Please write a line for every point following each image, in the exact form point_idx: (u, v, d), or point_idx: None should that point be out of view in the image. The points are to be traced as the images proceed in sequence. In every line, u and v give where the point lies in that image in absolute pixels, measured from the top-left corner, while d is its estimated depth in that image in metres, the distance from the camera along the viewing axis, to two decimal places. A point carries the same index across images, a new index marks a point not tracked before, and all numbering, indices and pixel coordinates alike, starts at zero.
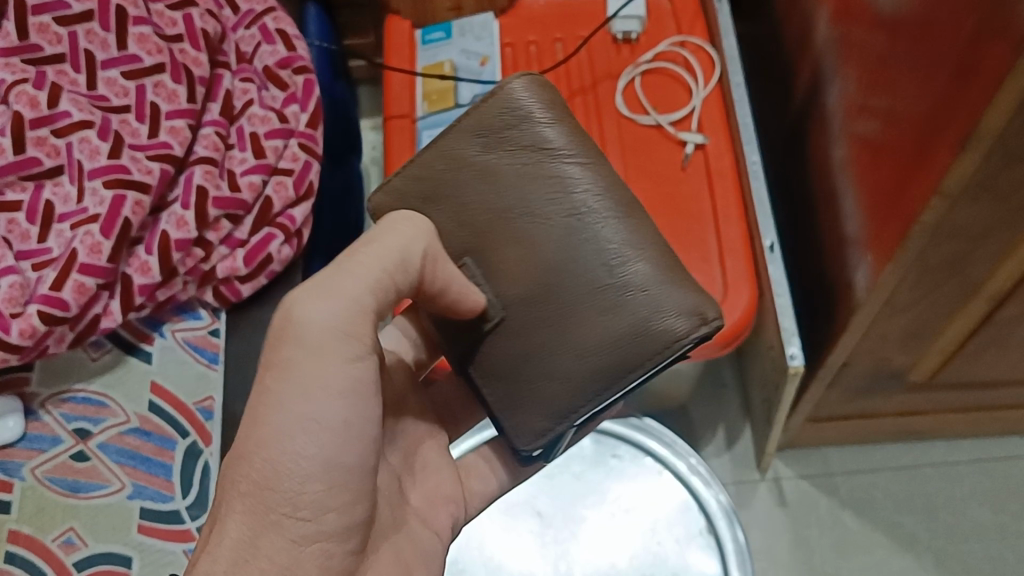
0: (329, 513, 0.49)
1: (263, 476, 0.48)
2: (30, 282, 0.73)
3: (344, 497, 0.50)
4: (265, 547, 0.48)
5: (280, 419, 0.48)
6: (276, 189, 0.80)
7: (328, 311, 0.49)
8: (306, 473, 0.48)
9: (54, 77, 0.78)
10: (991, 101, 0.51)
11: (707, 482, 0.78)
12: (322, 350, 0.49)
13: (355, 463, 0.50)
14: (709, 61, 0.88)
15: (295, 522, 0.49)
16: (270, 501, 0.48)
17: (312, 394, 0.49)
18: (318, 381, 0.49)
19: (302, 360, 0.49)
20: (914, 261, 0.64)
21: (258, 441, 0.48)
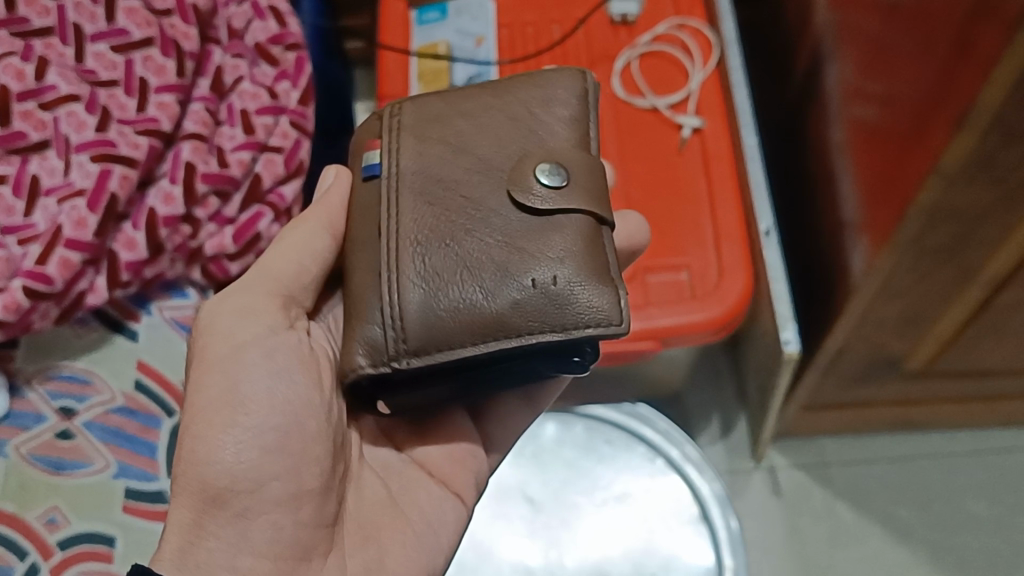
0: (273, 483, 0.50)
1: (195, 455, 0.50)
2: (16, 256, 0.72)
3: (284, 463, 0.50)
4: (210, 527, 0.49)
5: (206, 398, 0.51)
6: (265, 166, 0.83)
7: (239, 298, 0.54)
8: (240, 444, 0.50)
9: (42, 50, 0.77)
10: (988, 77, 0.50)
11: (701, 470, 0.77)
12: (232, 335, 0.52)
13: (287, 423, 0.51)
14: (707, 43, 0.87)
15: (232, 496, 0.50)
16: (202, 483, 0.49)
17: (225, 372, 0.51)
18: (226, 361, 0.51)
19: (216, 343, 0.52)
20: (910, 244, 0.63)
21: (187, 424, 0.51)
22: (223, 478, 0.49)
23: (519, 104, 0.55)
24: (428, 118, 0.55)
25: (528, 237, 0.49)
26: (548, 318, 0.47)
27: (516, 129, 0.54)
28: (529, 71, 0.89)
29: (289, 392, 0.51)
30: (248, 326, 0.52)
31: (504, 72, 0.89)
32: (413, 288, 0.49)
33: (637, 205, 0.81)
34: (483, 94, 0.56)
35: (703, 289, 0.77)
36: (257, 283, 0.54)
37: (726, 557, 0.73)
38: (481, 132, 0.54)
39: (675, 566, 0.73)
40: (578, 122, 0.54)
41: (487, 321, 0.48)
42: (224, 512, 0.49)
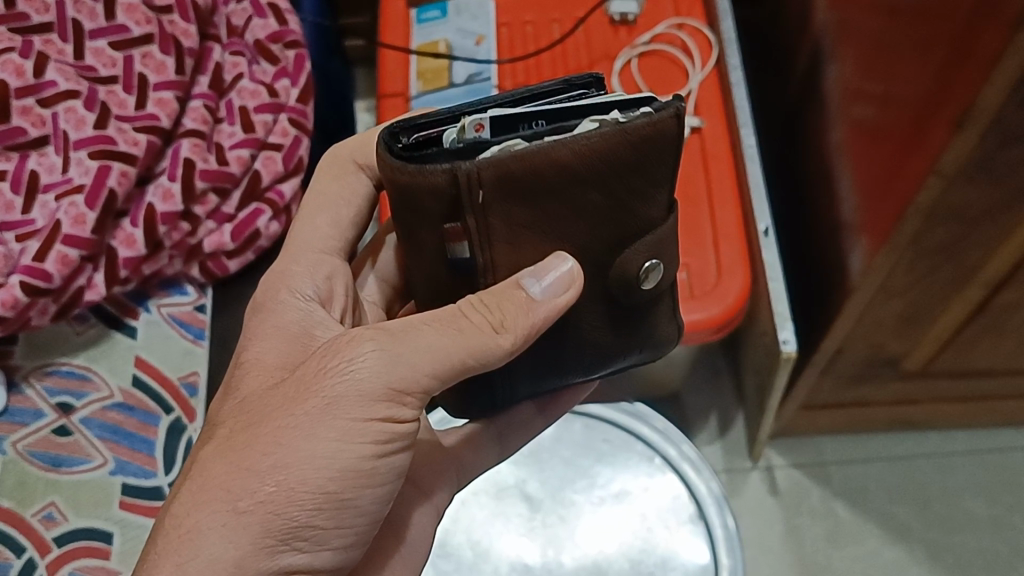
0: (325, 550, 0.47)
1: (269, 502, 0.43)
2: (14, 253, 0.73)
3: (347, 538, 0.47)
4: (248, 568, 0.43)
5: (308, 455, 0.44)
6: (264, 163, 0.82)
7: (400, 356, 0.44)
8: (315, 512, 0.45)
9: (41, 46, 0.77)
10: (988, 77, 0.50)
11: (698, 468, 0.77)
12: (370, 404, 0.44)
13: (367, 508, 0.47)
14: (706, 44, 0.87)
15: (288, 551, 0.45)
16: (270, 531, 0.44)
17: (332, 442, 0.44)
18: (344, 437, 0.44)
19: (351, 400, 0.44)
20: (908, 244, 0.63)
21: (271, 463, 0.43)
22: (290, 533, 0.44)
23: (614, 181, 0.43)
24: (515, 192, 0.42)
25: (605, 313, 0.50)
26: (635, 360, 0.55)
27: (612, 212, 0.45)
28: (529, 71, 0.89)
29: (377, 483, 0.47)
30: (380, 407, 0.44)
31: (504, 70, 0.89)
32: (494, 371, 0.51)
33: None
34: (572, 160, 0.41)
35: (701, 289, 0.77)
36: (417, 347, 0.44)
37: (722, 555, 0.73)
38: (576, 218, 0.44)
39: (672, 564, 0.74)
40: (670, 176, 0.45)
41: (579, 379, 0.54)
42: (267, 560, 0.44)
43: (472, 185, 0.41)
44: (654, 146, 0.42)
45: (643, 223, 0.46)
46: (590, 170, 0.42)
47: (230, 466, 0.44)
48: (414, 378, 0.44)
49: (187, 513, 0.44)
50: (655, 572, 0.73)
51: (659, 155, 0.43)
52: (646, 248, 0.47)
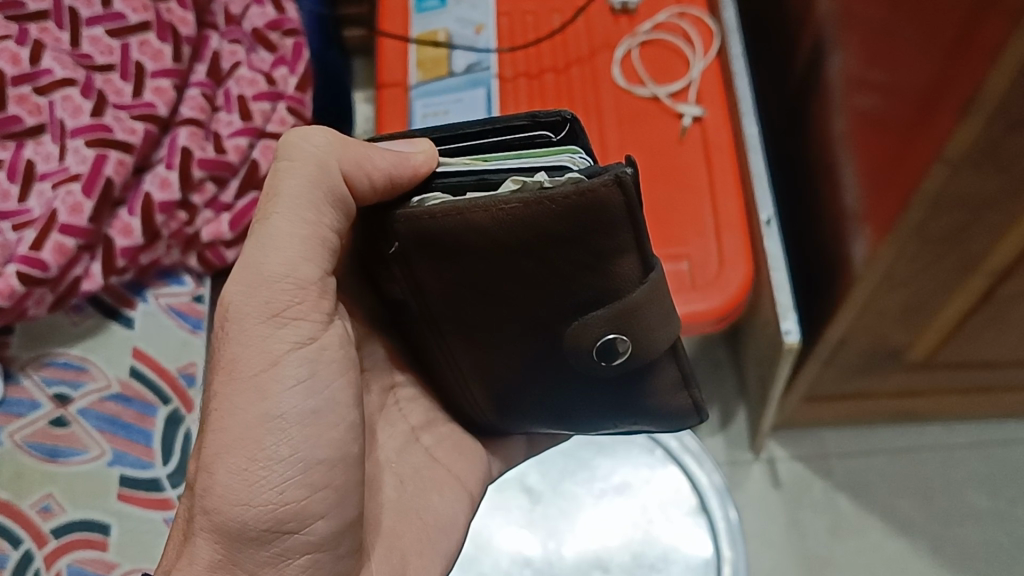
0: (319, 522, 0.45)
1: (229, 493, 0.43)
2: (10, 242, 0.72)
3: (330, 499, 0.45)
4: (244, 560, 0.44)
5: (245, 427, 0.43)
6: (262, 153, 0.81)
7: (257, 288, 0.45)
8: (284, 484, 0.44)
9: (37, 35, 0.77)
10: (995, 62, 0.49)
11: (699, 459, 0.76)
12: (265, 345, 0.44)
13: (335, 456, 0.45)
14: (709, 31, 0.86)
15: (280, 535, 0.44)
16: (242, 522, 0.43)
17: (261, 393, 0.44)
18: (260, 391, 0.44)
19: (248, 352, 0.44)
20: (913, 231, 0.63)
21: (213, 449, 0.44)
22: (266, 518, 0.44)
23: (545, 249, 0.42)
24: (432, 245, 0.44)
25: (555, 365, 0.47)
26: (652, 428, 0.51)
27: (550, 280, 0.43)
28: (529, 60, 0.88)
29: (333, 416, 0.45)
30: (278, 343, 0.45)
31: (504, 59, 0.88)
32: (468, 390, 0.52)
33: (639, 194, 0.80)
34: (485, 223, 0.42)
35: (703, 279, 0.76)
36: (275, 266, 0.45)
37: (724, 547, 0.72)
38: (512, 279, 0.44)
39: (674, 557, 0.73)
40: (614, 249, 0.42)
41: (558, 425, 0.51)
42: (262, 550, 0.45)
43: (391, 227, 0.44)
44: (582, 213, 0.41)
45: (594, 292, 0.44)
46: (507, 234, 0.42)
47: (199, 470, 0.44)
48: (286, 290, 0.45)
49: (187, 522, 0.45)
50: (657, 565, 0.73)
51: (581, 222, 0.41)
52: (606, 318, 0.44)
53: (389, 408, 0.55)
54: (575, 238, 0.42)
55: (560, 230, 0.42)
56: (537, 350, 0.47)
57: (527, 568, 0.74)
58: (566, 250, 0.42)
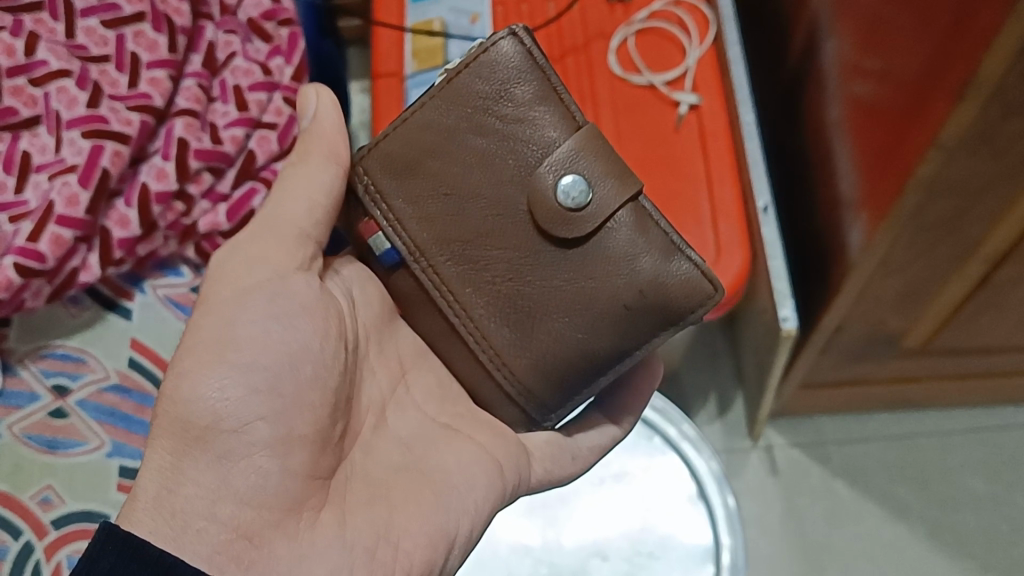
0: (257, 422, 0.49)
1: (175, 392, 0.49)
2: (7, 234, 0.72)
3: (270, 405, 0.50)
4: (190, 471, 0.48)
5: (212, 332, 0.51)
6: (259, 143, 0.81)
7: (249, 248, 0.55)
8: (224, 381, 0.49)
9: (32, 25, 0.77)
10: (988, 49, 0.49)
11: (697, 448, 0.77)
12: (239, 277, 0.53)
13: (281, 367, 0.51)
14: (704, 21, 0.86)
15: (221, 435, 0.49)
16: (186, 415, 0.49)
17: (232, 305, 0.52)
18: (227, 307, 0.52)
19: (222, 285, 0.53)
20: (909, 218, 0.63)
21: (174, 359, 0.51)
22: (203, 413, 0.49)
23: (479, 119, 0.54)
24: (398, 163, 0.56)
25: (582, 263, 0.53)
26: (657, 302, 0.52)
27: (503, 148, 0.53)
28: None
29: (284, 333, 0.52)
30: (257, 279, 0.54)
31: None
32: (507, 342, 0.55)
33: None
34: (429, 118, 0.55)
35: None
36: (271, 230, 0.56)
37: (723, 534, 0.73)
38: (480, 149, 0.54)
39: (672, 544, 0.73)
40: (542, 96, 0.53)
41: (609, 357, 0.54)
42: (204, 455, 0.48)
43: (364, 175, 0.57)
44: (493, 67, 0.54)
45: (539, 148, 0.53)
46: (448, 119, 0.54)
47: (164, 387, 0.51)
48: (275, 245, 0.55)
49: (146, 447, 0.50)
50: (656, 552, 0.73)
51: (499, 72, 0.54)
52: (555, 165, 0.52)
53: (398, 395, 0.59)
54: (495, 97, 0.54)
55: (485, 93, 0.54)
56: (524, 251, 0.54)
57: (527, 556, 0.74)
58: (497, 107, 0.54)
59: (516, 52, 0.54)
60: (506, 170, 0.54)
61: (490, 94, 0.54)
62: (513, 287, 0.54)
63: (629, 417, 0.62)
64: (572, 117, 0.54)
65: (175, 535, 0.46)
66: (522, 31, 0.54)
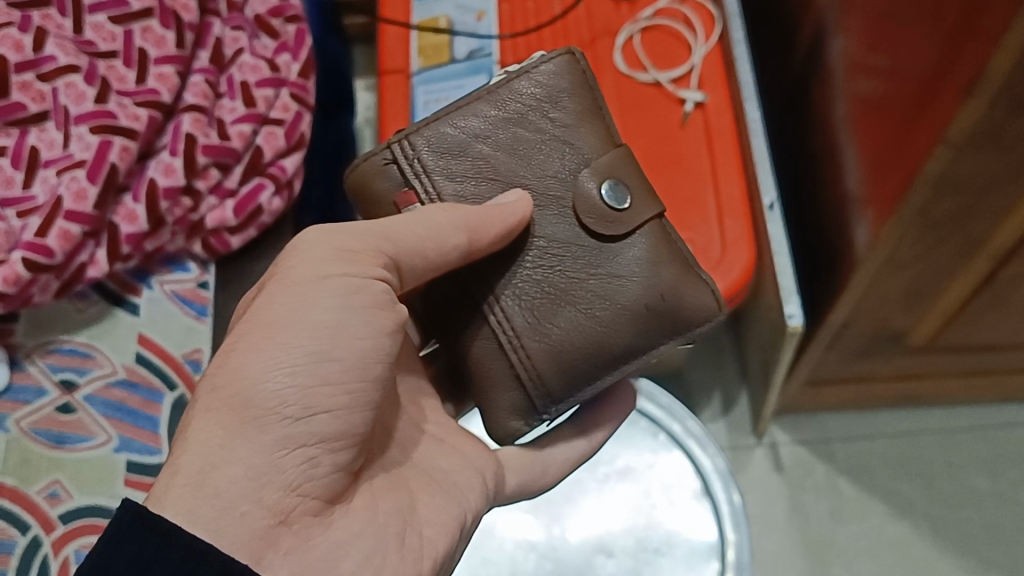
0: (321, 414, 0.45)
1: (240, 368, 0.45)
2: (15, 229, 0.74)
3: (341, 399, 0.46)
4: (240, 450, 0.44)
5: (282, 311, 0.46)
6: (265, 139, 0.81)
7: (336, 240, 0.49)
8: (294, 367, 0.45)
9: (40, 21, 0.77)
10: (997, 47, 0.49)
11: (703, 445, 0.77)
12: (318, 269, 0.48)
13: (354, 359, 0.46)
14: (710, 17, 0.86)
15: (282, 421, 0.44)
16: (252, 393, 0.44)
17: (305, 291, 0.47)
18: (301, 294, 0.47)
19: (301, 266, 0.48)
20: (916, 215, 0.63)
21: (240, 330, 0.47)
22: (270, 395, 0.44)
23: (533, 120, 0.54)
24: (445, 144, 0.54)
25: (608, 257, 0.53)
26: (673, 314, 0.53)
27: (553, 145, 0.54)
28: (530, 46, 0.88)
29: (361, 329, 0.47)
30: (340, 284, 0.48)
31: (505, 46, 0.88)
32: (527, 322, 0.53)
33: None
34: (479, 108, 0.55)
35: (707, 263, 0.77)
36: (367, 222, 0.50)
37: (728, 531, 0.73)
38: (529, 145, 0.54)
39: (677, 540, 0.73)
40: (592, 113, 0.55)
41: (622, 356, 0.53)
42: (259, 436, 0.44)
43: (405, 149, 0.55)
44: (549, 73, 0.55)
45: (586, 152, 0.54)
46: (500, 112, 0.54)
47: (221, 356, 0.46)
48: (365, 242, 0.49)
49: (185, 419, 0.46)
50: (661, 548, 0.73)
51: (553, 81, 0.55)
52: (603, 167, 0.53)
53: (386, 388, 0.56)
54: (550, 101, 0.55)
55: (540, 94, 0.55)
56: (557, 240, 0.54)
57: (532, 552, 0.74)
58: (551, 110, 0.54)
59: (572, 68, 0.56)
60: (544, 165, 0.54)
61: (539, 97, 0.55)
62: (541, 271, 0.54)
63: (597, 432, 0.62)
64: (612, 137, 0.55)
65: (215, 519, 0.42)
66: (582, 54, 0.56)
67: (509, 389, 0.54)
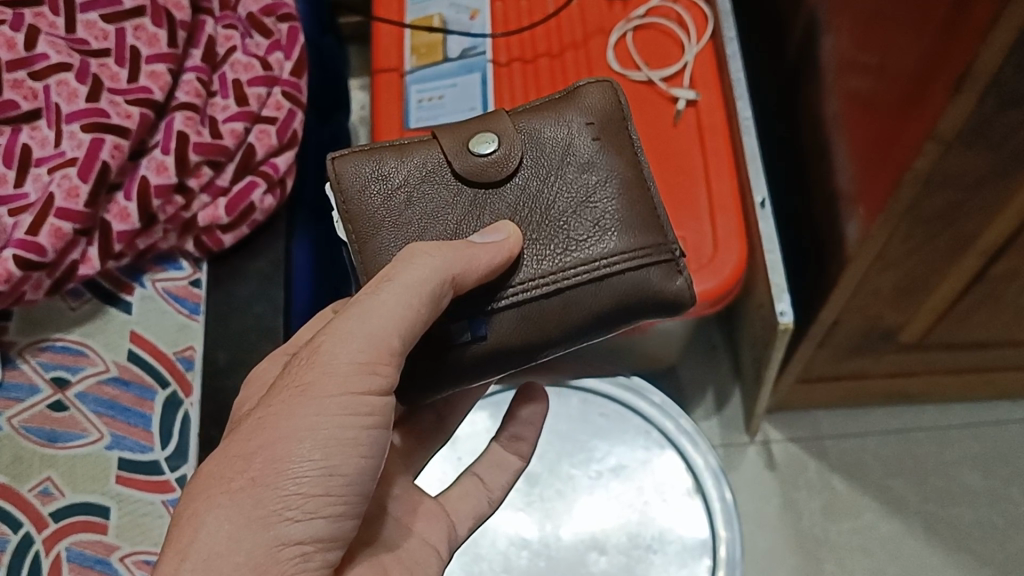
0: (319, 518, 0.45)
1: (256, 477, 0.44)
2: (8, 227, 0.74)
3: (338, 510, 0.46)
4: (245, 541, 0.43)
5: (295, 428, 0.45)
6: (258, 137, 0.81)
7: (350, 344, 0.47)
8: (304, 479, 0.44)
9: (33, 19, 0.78)
10: (983, 41, 0.49)
11: (695, 442, 0.77)
12: (341, 380, 0.46)
13: (357, 474, 0.46)
14: (702, 16, 0.86)
15: (284, 521, 0.44)
16: (261, 501, 0.44)
17: (314, 407, 0.45)
18: (322, 411, 0.45)
19: (323, 381, 0.46)
20: (905, 211, 0.63)
21: (257, 445, 0.45)
22: (277, 500, 0.44)
23: (398, 201, 0.55)
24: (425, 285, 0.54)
25: (547, 169, 0.55)
26: (603, 125, 0.56)
27: (427, 188, 0.55)
28: (523, 45, 0.88)
29: (370, 447, 0.47)
30: (357, 399, 0.46)
31: (498, 44, 0.88)
32: (592, 253, 0.54)
33: None
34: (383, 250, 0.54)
35: (698, 262, 0.77)
36: (385, 329, 0.47)
37: (720, 528, 0.73)
38: (431, 204, 0.55)
39: (670, 537, 0.74)
40: (400, 155, 0.56)
41: (637, 176, 0.56)
42: (263, 531, 0.44)
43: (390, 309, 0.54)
44: (354, 177, 0.55)
45: (435, 161, 0.55)
46: (388, 227, 0.55)
47: (226, 459, 0.45)
48: (374, 342, 0.47)
49: (184, 509, 0.45)
50: (653, 545, 0.73)
51: (360, 173, 0.55)
52: (459, 152, 0.55)
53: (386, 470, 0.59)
54: (380, 183, 0.55)
55: (372, 187, 0.55)
56: (526, 210, 0.55)
57: (525, 550, 0.74)
58: (394, 177, 0.55)
59: (356, 155, 0.56)
60: (443, 199, 0.55)
61: (380, 194, 0.55)
62: (546, 235, 0.54)
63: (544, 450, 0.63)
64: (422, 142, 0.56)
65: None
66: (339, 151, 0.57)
67: (642, 276, 0.54)
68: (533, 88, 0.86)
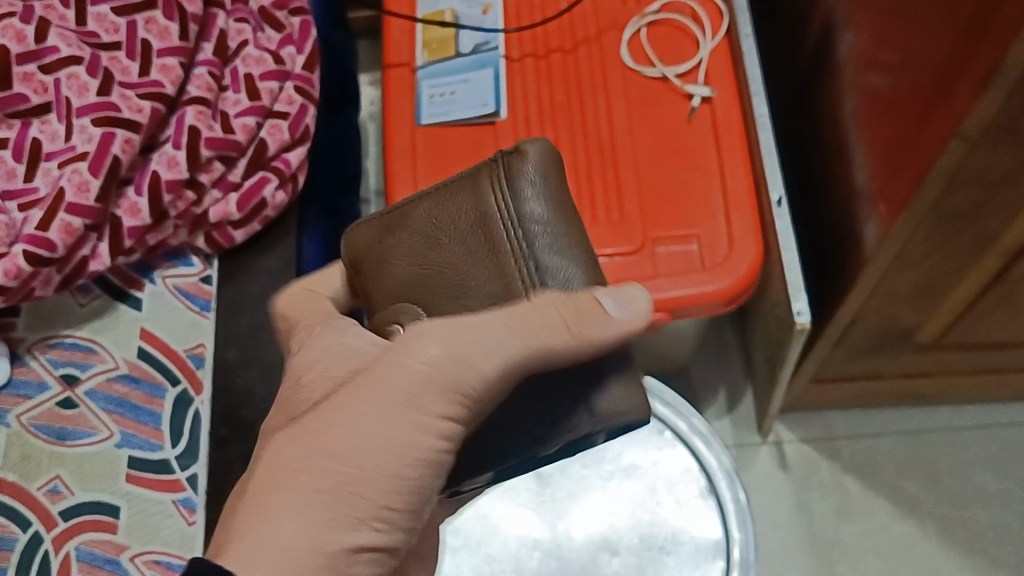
0: (390, 512, 0.47)
1: (343, 473, 0.46)
2: (17, 222, 0.74)
3: (406, 506, 0.47)
4: (313, 534, 0.45)
5: (379, 431, 0.46)
6: (270, 133, 0.80)
7: (436, 347, 0.46)
8: (380, 480, 0.46)
9: (42, 11, 0.77)
10: (1013, 39, 0.48)
11: (708, 443, 0.76)
12: (425, 386, 0.46)
13: (427, 480, 0.47)
14: (717, 12, 0.85)
15: (355, 519, 0.46)
16: (341, 490, 0.46)
17: (396, 410, 0.46)
18: (403, 411, 0.46)
19: (409, 385, 0.46)
20: (928, 210, 0.62)
21: (341, 444, 0.46)
22: (356, 500, 0.46)
23: None
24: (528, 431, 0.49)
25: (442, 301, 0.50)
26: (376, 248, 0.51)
27: None
28: (536, 40, 0.87)
29: (445, 452, 0.47)
30: (431, 404, 0.46)
31: (511, 40, 0.87)
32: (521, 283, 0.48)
33: (647, 175, 0.80)
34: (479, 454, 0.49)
35: (713, 260, 0.76)
36: (461, 327, 0.47)
37: (734, 530, 0.72)
38: None
39: (683, 538, 0.73)
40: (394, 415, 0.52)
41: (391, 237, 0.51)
42: (337, 526, 0.45)
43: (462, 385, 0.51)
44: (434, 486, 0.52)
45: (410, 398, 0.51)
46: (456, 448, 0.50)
47: (305, 449, 0.46)
48: (461, 359, 0.46)
49: (255, 491, 0.46)
50: (666, 546, 0.72)
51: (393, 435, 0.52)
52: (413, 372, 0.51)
53: None
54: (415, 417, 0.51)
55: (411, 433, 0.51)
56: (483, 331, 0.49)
57: (536, 550, 0.74)
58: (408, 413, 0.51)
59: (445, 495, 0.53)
60: None
61: None
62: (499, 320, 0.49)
63: None
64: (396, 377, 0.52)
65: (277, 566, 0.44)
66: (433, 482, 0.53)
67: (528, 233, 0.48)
68: (546, 84, 0.85)
